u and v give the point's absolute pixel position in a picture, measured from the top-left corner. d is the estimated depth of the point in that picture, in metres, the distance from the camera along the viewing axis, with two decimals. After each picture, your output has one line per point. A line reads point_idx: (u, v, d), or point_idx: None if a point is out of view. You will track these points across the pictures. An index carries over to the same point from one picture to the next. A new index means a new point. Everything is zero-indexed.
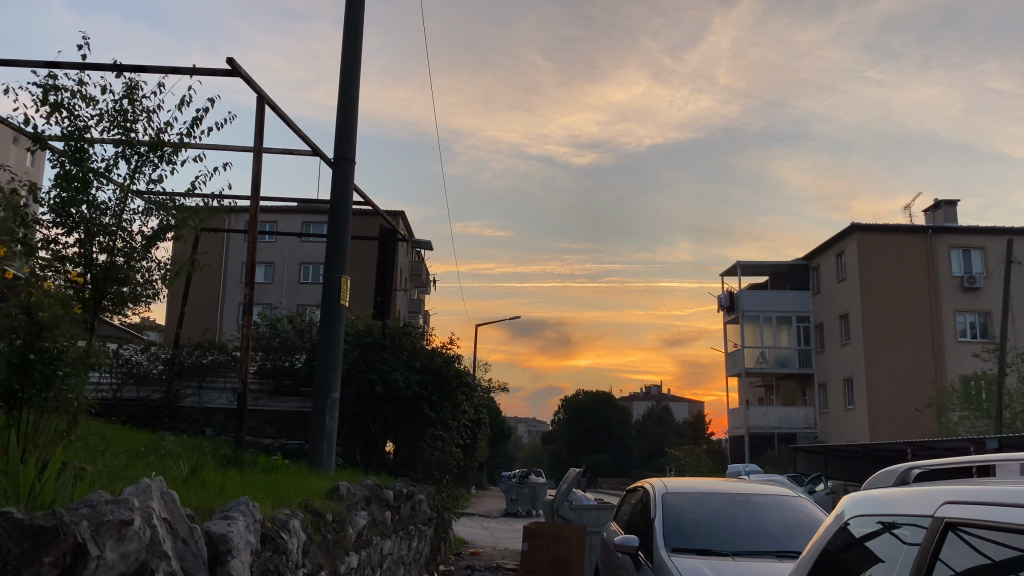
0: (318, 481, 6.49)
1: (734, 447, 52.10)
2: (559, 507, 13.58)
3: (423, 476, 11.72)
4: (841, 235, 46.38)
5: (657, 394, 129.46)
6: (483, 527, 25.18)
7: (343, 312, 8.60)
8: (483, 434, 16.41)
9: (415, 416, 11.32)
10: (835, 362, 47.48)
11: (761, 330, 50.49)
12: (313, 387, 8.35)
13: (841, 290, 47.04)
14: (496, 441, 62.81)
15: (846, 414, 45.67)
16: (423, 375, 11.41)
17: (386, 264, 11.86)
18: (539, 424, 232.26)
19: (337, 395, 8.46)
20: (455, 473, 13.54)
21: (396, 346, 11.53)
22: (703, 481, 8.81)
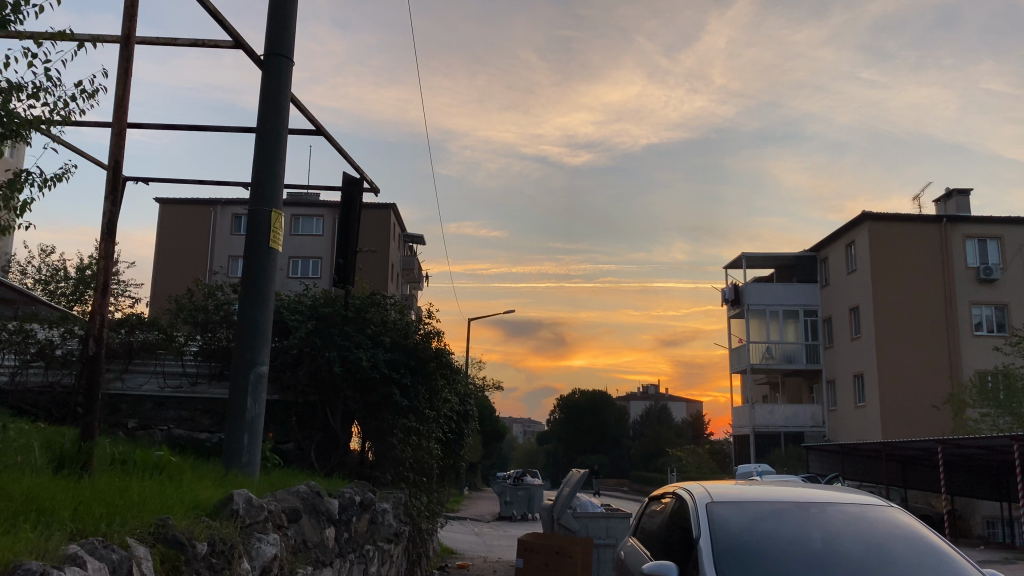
0: (209, 490, 4.33)
1: (738, 447, 50.13)
2: (560, 514, 11.42)
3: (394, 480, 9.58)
4: (851, 225, 44.31)
5: (655, 393, 127.36)
6: (474, 534, 23.09)
7: (274, 259, 6.49)
8: (469, 432, 14.32)
9: (383, 404, 9.21)
10: (844, 357, 45.52)
11: (767, 325, 48.52)
12: (231, 358, 6.23)
13: (851, 282, 44.97)
14: (490, 441, 60.73)
15: (856, 411, 43.67)
16: (394, 355, 9.31)
17: (350, 220, 9.75)
18: (534, 426, 231.52)
19: (265, 369, 6.34)
20: (435, 476, 11.42)
21: (362, 318, 9.42)
22: (759, 486, 6.70)
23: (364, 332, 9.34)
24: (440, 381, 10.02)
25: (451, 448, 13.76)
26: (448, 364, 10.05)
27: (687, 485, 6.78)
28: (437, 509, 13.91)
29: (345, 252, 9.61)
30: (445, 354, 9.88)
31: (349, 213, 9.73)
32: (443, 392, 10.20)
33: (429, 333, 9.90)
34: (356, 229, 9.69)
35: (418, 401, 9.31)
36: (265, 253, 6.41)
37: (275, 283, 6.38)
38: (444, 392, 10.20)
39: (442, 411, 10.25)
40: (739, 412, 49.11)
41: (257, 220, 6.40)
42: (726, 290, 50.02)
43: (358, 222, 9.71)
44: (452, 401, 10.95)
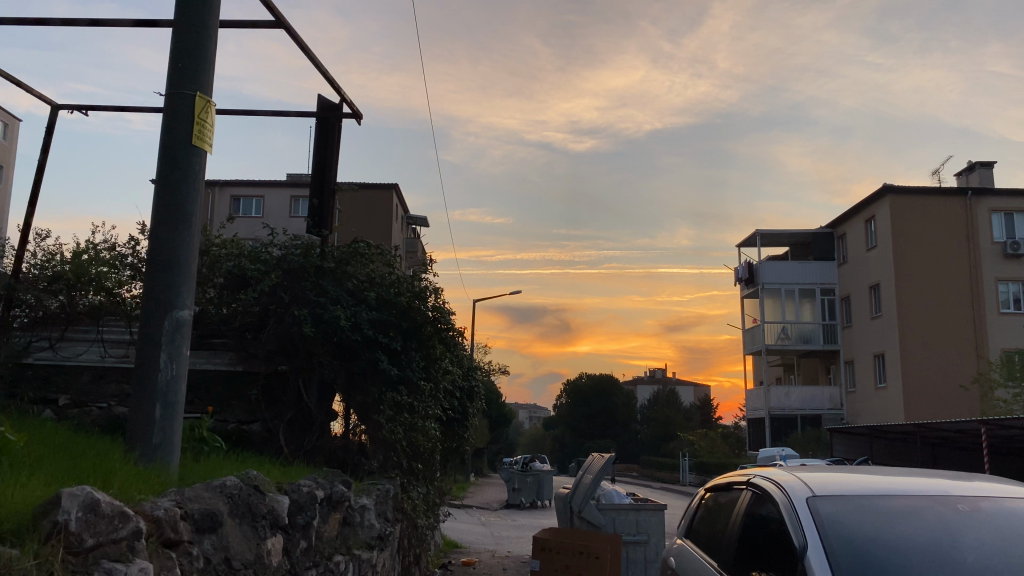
0: (34, 494, 3.13)
1: (753, 430, 48.54)
2: (581, 508, 9.70)
3: (384, 467, 7.84)
4: (872, 198, 42.36)
5: (662, 377, 125.68)
6: (480, 524, 21.51)
7: (200, 161, 5.19)
8: (473, 415, 12.55)
9: (369, 375, 7.47)
10: (864, 337, 43.74)
11: (783, 304, 46.84)
12: (144, 294, 4.97)
13: (871, 259, 43.19)
14: (497, 426, 59.21)
15: (877, 393, 41.94)
16: (382, 316, 7.57)
17: (327, 152, 8.07)
18: (539, 411, 231.40)
19: (186, 314, 5.01)
20: (433, 463, 9.71)
21: (342, 270, 7.70)
22: (873, 476, 4.91)
23: (344, 286, 7.61)
24: (439, 350, 8.28)
25: (451, 431, 12.05)
26: (448, 331, 8.33)
27: (774, 472, 5.01)
28: (437, 500, 12.18)
29: (320, 190, 7.89)
30: (445, 315, 8.16)
31: (325, 145, 8.04)
32: (443, 365, 8.47)
33: (426, 290, 8.17)
34: (335, 163, 7.99)
35: (411, 374, 7.56)
36: (187, 152, 5.17)
37: (200, 196, 5.11)
38: (443, 364, 8.47)
39: (441, 386, 8.50)
40: (754, 395, 47.51)
41: (177, 104, 5.12)
42: (740, 268, 48.37)
43: (337, 154, 8.02)
44: (453, 376, 9.24)
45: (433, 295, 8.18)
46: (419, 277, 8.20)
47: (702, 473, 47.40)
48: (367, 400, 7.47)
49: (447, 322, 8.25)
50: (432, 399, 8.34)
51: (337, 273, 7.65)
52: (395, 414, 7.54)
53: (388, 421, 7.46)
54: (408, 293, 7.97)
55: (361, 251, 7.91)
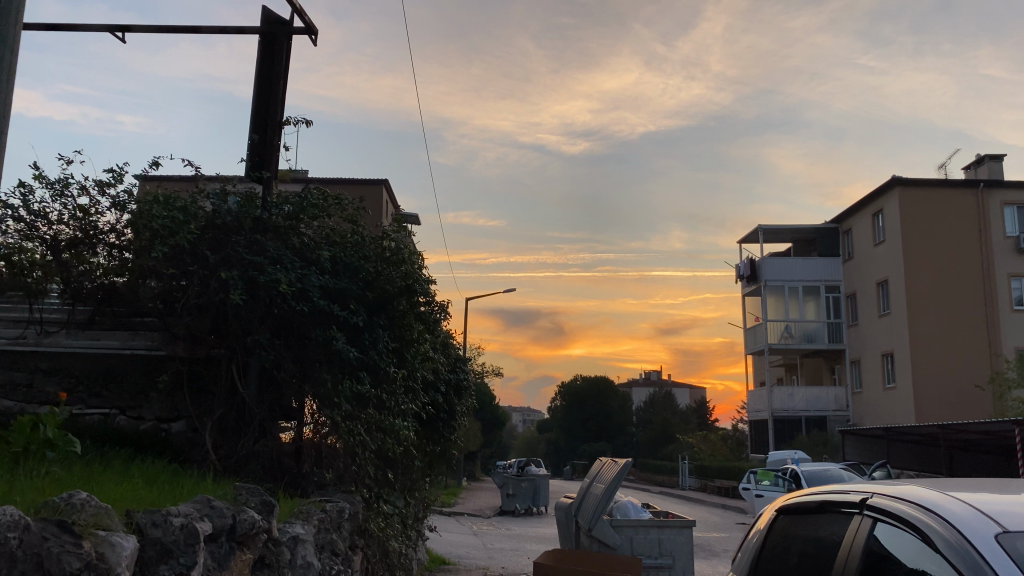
0: None
1: (755, 433, 46.94)
2: (593, 526, 8.02)
3: (340, 480, 6.17)
4: (880, 190, 40.82)
5: (657, 379, 124.09)
6: (472, 535, 19.77)
7: None
8: (461, 414, 10.83)
9: (323, 360, 5.78)
10: (871, 336, 42.23)
11: (787, 302, 45.38)
12: None
13: (878, 254, 41.66)
14: (490, 430, 57.58)
15: (886, 394, 40.43)
16: (338, 283, 5.89)
17: (273, 76, 6.50)
18: (533, 413, 230.33)
19: None
20: (409, 470, 8.03)
21: (289, 223, 6.07)
22: None
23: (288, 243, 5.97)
24: (415, 329, 6.63)
25: (430, 433, 10.33)
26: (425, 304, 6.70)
27: (918, 493, 3.31)
28: (416, 515, 10.43)
29: (263, 124, 6.34)
30: (422, 284, 6.53)
31: (271, 67, 6.49)
32: (422, 348, 6.79)
33: (397, 253, 6.53)
34: (282, 90, 6.40)
35: (377, 358, 5.90)
36: None
37: None
38: (422, 346, 6.80)
39: (418, 376, 6.83)
40: (756, 396, 45.99)
41: None
42: (741, 265, 46.98)
43: (285, 77, 6.43)
44: (433, 363, 7.59)
45: (407, 257, 6.55)
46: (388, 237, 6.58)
47: (704, 476, 45.76)
48: (318, 392, 5.77)
49: (423, 293, 6.61)
50: (408, 390, 6.68)
51: (281, 227, 6.02)
52: (357, 411, 5.86)
53: (348, 422, 5.76)
54: (374, 254, 6.33)
55: (315, 200, 6.25)
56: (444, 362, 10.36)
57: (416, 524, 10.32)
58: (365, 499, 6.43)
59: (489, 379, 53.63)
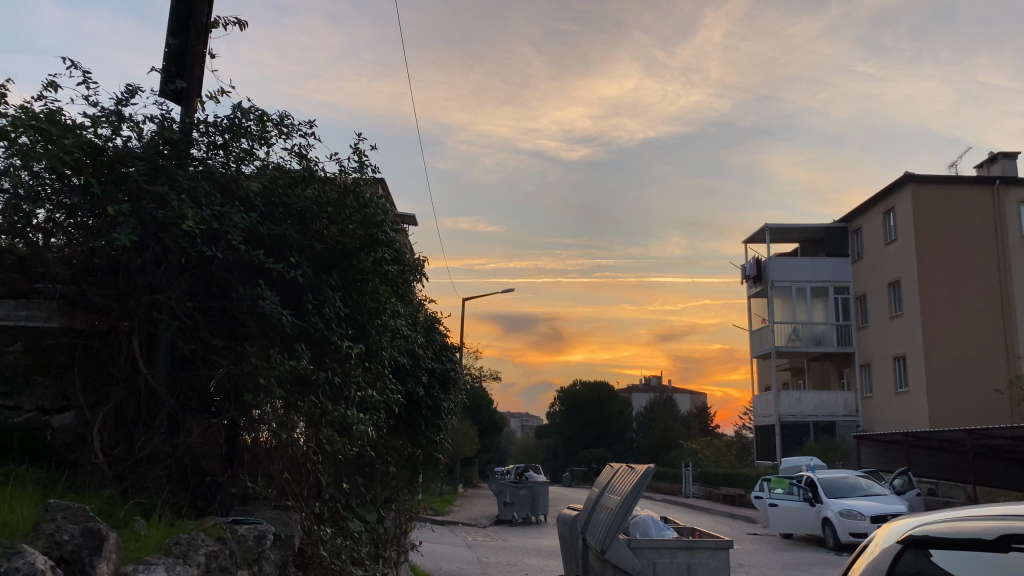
0: None
1: (761, 439, 45.48)
2: (609, 546, 6.53)
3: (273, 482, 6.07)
4: (893, 187, 39.36)
5: (657, 384, 122.56)
6: (465, 547, 18.29)
7: None
8: (448, 408, 9.75)
9: (256, 324, 5.76)
10: (881, 338, 40.90)
11: (794, 304, 43.97)
12: None
13: (890, 254, 40.27)
14: (487, 434, 55.94)
15: (897, 398, 39.02)
16: (278, 231, 6.04)
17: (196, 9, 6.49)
18: (531, 420, 229.69)
19: None
20: (381, 480, 7.69)
21: (224, 168, 6.20)
22: None
23: (220, 189, 6.03)
24: (369, 305, 6.66)
25: (411, 432, 9.16)
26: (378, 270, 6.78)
27: None
28: (401, 523, 9.21)
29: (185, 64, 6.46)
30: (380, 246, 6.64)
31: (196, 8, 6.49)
32: (378, 328, 6.77)
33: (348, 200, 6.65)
34: (202, 27, 6.47)
35: (320, 321, 5.96)
36: None
37: None
38: (380, 324, 6.82)
39: (380, 354, 6.83)
40: (763, 400, 44.59)
41: None
42: (748, 266, 45.70)
43: (204, 16, 6.46)
44: (398, 352, 7.52)
45: (361, 210, 6.62)
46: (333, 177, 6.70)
47: (708, 483, 44.29)
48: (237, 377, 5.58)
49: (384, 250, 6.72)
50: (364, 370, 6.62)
51: (211, 175, 6.06)
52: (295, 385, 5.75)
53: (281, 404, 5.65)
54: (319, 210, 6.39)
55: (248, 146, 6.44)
56: (424, 347, 9.23)
57: (399, 534, 9.12)
58: (304, 518, 6.12)
59: (486, 382, 52.05)
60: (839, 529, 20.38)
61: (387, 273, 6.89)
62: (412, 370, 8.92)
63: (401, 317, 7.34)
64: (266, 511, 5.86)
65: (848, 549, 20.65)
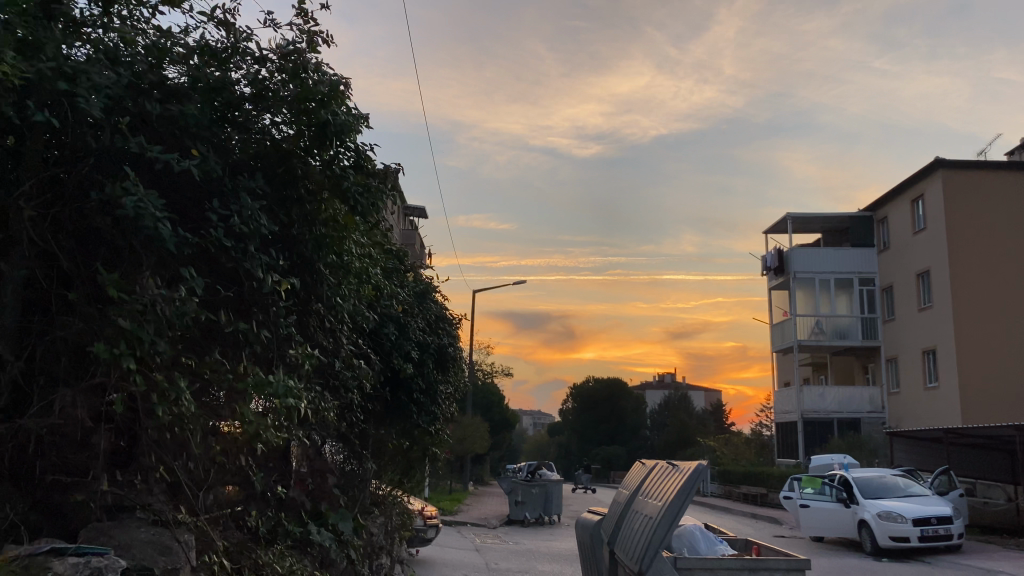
0: None
1: (783, 436, 43.91)
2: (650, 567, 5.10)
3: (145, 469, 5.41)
4: (922, 173, 37.69)
5: (671, 382, 121.15)
6: (472, 551, 16.83)
7: None
8: (445, 389, 8.61)
9: (131, 237, 4.94)
10: (909, 331, 39.25)
11: (817, 296, 42.51)
12: None
13: (918, 244, 38.59)
14: (499, 431, 54.51)
15: (926, 394, 37.36)
16: (180, 109, 5.45)
17: None
18: (543, 418, 228.53)
19: None
20: (338, 468, 7.09)
21: (122, 37, 5.48)
22: None
23: (111, 61, 5.34)
24: (307, 239, 6.08)
25: (402, 420, 8.07)
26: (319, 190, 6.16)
27: None
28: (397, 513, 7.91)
29: None
30: (329, 143, 6.03)
31: None
32: (321, 265, 6.18)
33: (284, 81, 6.03)
34: None
35: (232, 223, 5.19)
36: None
37: None
38: (324, 261, 6.19)
39: (326, 296, 6.26)
40: (784, 396, 43.14)
41: None
42: (768, 257, 44.26)
43: None
44: (362, 306, 6.85)
45: (294, 107, 5.98)
46: (264, 50, 6.10)
47: (727, 482, 42.77)
48: (97, 325, 4.96)
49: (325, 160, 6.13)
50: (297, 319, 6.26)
51: (100, 46, 5.37)
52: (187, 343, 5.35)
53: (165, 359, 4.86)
54: (231, 90, 5.80)
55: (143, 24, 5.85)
56: (413, 306, 8.15)
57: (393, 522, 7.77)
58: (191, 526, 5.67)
59: (497, 377, 50.52)
60: (878, 532, 18.80)
61: (335, 200, 6.26)
62: (400, 339, 7.82)
63: (361, 256, 6.71)
64: (135, 533, 5.25)
65: (886, 553, 19.08)
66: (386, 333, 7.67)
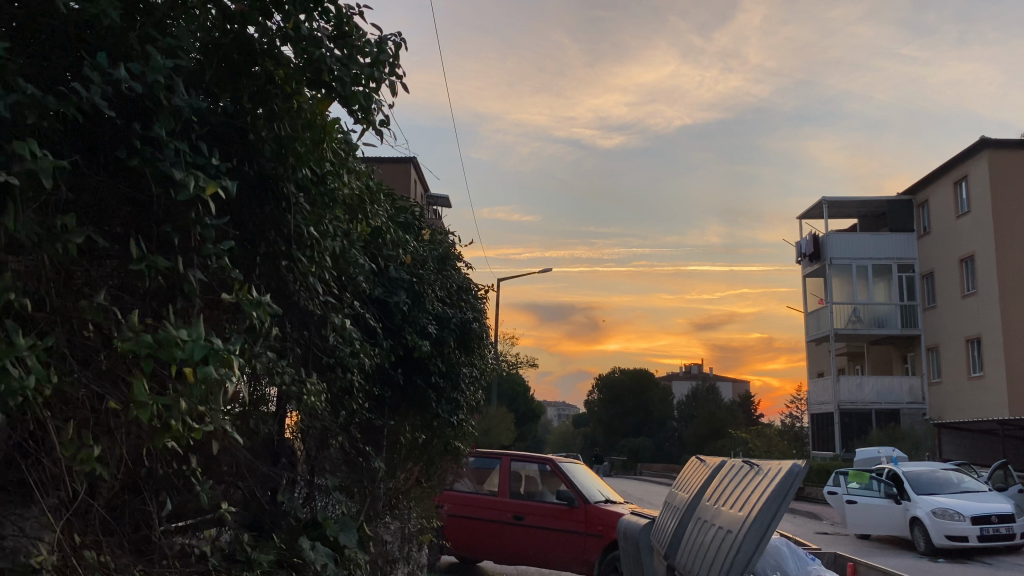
0: None
1: (818, 427, 42.50)
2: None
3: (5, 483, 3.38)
4: (967, 153, 35.97)
5: (698, 372, 119.74)
6: None
7: None
8: (471, 366, 7.65)
9: None
10: (952, 319, 37.60)
11: (854, 283, 40.96)
12: None
13: (961, 228, 36.92)
14: (523, 422, 53.65)
15: (971, 384, 35.74)
16: None
17: None
18: (568, 409, 227.96)
19: None
20: (345, 471, 6.22)
21: None
22: None
23: None
24: (268, 149, 4.33)
25: (419, 407, 7.13)
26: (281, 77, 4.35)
27: None
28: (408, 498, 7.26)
29: None
30: None
31: None
32: (291, 186, 4.45)
33: None
34: None
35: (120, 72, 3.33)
36: None
37: None
38: (296, 183, 4.48)
39: (305, 236, 4.53)
40: (820, 387, 41.77)
41: None
42: (803, 242, 42.74)
43: None
44: (355, 252, 5.26)
45: None
46: None
47: None
48: None
49: (291, 32, 4.26)
50: (262, 265, 4.55)
51: None
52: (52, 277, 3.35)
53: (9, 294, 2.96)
54: None
55: None
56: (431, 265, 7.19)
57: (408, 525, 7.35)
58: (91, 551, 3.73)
59: (522, 367, 49.60)
60: (932, 532, 17.54)
61: (310, 90, 4.43)
62: (415, 310, 6.80)
63: (355, 186, 5.24)
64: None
65: (942, 554, 17.81)
66: (394, 304, 6.58)
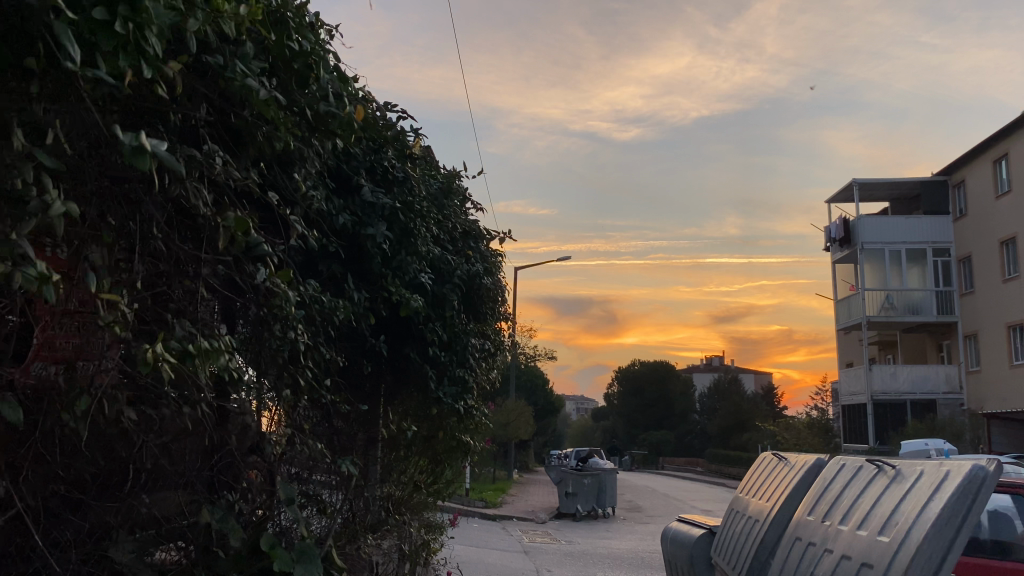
0: None
1: (850, 419, 40.93)
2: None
3: None
4: (1006, 130, 34.19)
5: (720, 365, 118.23)
6: (520, 553, 14.57)
7: None
8: (473, 338, 6.64)
9: None
10: (991, 305, 35.88)
11: (887, 269, 39.29)
12: None
13: (1001, 209, 35.14)
14: (543, 416, 52.42)
15: (1012, 373, 34.03)
16: None
17: None
18: (586, 404, 226.42)
19: None
20: (332, 481, 5.40)
21: None
22: None
23: None
24: None
25: (407, 380, 6.33)
26: None
27: None
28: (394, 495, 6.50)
29: None
30: None
31: None
32: None
33: None
34: None
35: None
36: None
37: None
38: None
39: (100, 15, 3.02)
40: (851, 377, 40.17)
41: None
42: (833, 227, 41.12)
43: None
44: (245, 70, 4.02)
45: None
46: None
47: None
48: None
49: None
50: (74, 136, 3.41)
51: None
52: None
53: None
54: None
55: None
56: (431, 206, 6.09)
57: (408, 538, 6.40)
58: None
59: (541, 360, 48.35)
60: None
61: None
62: (404, 253, 5.63)
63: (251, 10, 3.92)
64: None
65: None
66: (371, 242, 5.42)
